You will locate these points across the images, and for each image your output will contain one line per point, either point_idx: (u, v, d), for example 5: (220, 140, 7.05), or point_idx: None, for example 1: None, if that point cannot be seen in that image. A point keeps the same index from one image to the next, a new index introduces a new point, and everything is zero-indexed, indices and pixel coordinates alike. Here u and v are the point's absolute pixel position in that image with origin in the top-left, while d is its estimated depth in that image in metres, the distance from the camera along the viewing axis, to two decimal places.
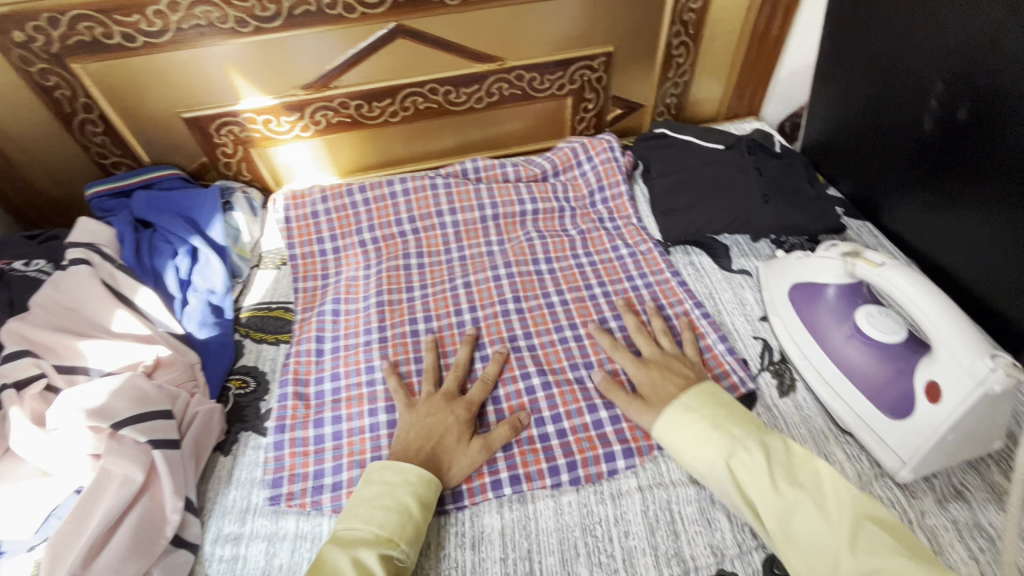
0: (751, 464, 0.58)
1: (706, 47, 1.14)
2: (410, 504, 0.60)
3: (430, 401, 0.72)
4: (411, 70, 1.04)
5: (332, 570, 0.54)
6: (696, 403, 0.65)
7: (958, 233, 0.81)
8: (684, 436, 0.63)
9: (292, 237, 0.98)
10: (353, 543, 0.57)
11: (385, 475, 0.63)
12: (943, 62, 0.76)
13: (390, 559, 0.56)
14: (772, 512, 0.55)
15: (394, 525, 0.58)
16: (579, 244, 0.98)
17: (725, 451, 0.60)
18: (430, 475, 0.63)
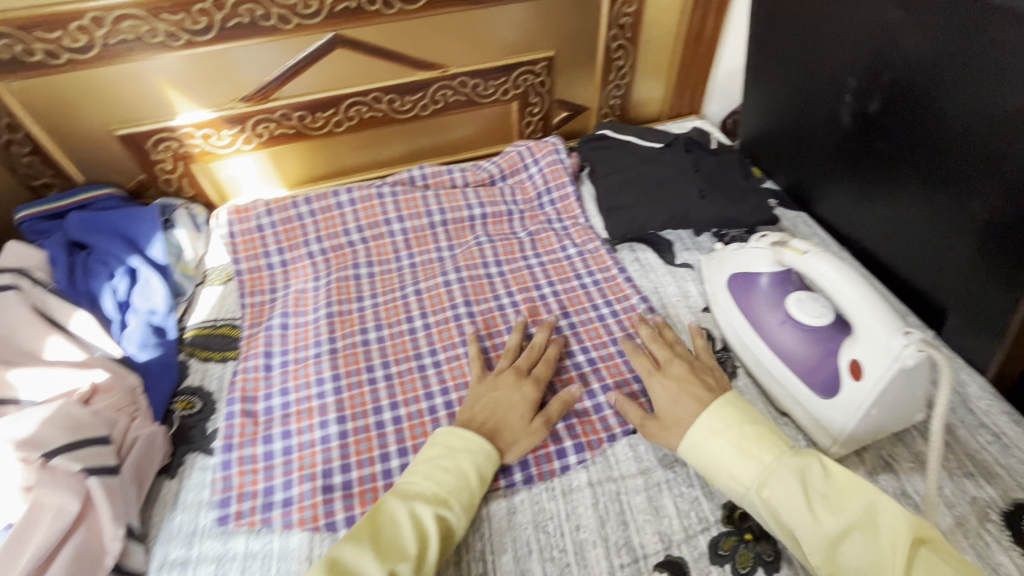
0: (784, 492, 0.56)
1: (644, 49, 1.17)
2: (468, 472, 0.63)
3: (503, 376, 0.74)
4: (353, 79, 1.03)
5: (387, 520, 0.57)
6: (714, 423, 0.63)
7: (881, 218, 0.86)
8: (711, 457, 0.62)
9: (237, 253, 0.97)
10: (413, 496, 0.60)
11: (450, 439, 0.65)
12: (850, 59, 0.78)
13: (442, 520, 0.59)
14: (812, 542, 0.53)
15: (452, 488, 0.61)
16: (528, 246, 0.99)
17: (758, 478, 0.57)
18: (492, 449, 0.66)
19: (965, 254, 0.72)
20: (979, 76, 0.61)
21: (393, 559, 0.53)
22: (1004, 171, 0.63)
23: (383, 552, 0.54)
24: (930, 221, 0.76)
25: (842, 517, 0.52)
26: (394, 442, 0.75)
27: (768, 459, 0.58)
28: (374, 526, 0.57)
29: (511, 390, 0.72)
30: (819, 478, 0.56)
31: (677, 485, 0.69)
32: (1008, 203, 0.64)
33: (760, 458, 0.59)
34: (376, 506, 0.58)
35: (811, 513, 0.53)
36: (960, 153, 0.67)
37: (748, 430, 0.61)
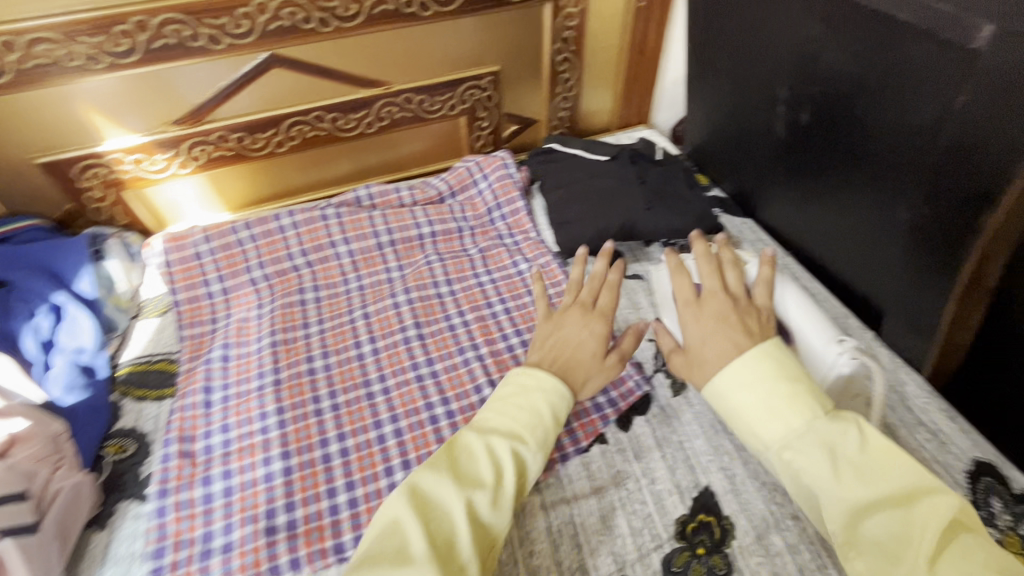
0: (809, 458, 0.51)
1: (589, 61, 1.18)
2: (542, 411, 0.61)
3: (570, 314, 0.73)
4: (293, 98, 1.01)
5: (466, 453, 0.58)
6: (745, 376, 0.57)
7: (820, 224, 0.88)
8: (739, 410, 0.57)
9: (174, 282, 0.92)
10: (489, 431, 0.60)
11: (521, 379, 0.64)
12: (781, 72, 0.80)
13: (520, 455, 0.58)
14: (834, 510, 0.49)
15: (526, 424, 0.60)
16: (479, 262, 0.98)
17: (781, 439, 0.53)
18: (565, 388, 0.64)
19: (896, 257, 0.75)
20: (896, 90, 0.63)
21: (467, 490, 0.54)
22: (925, 181, 0.64)
23: (462, 482, 0.55)
24: (865, 227, 0.78)
25: (873, 488, 0.48)
26: (341, 476, 0.72)
27: (799, 422, 0.53)
28: (452, 459, 0.57)
29: (581, 327, 0.71)
30: (852, 444, 0.51)
31: (631, 503, 0.69)
32: (931, 211, 0.65)
33: (790, 419, 0.53)
34: (452, 440, 0.59)
35: (837, 481, 0.49)
36: (886, 163, 0.69)
37: (781, 388, 0.55)
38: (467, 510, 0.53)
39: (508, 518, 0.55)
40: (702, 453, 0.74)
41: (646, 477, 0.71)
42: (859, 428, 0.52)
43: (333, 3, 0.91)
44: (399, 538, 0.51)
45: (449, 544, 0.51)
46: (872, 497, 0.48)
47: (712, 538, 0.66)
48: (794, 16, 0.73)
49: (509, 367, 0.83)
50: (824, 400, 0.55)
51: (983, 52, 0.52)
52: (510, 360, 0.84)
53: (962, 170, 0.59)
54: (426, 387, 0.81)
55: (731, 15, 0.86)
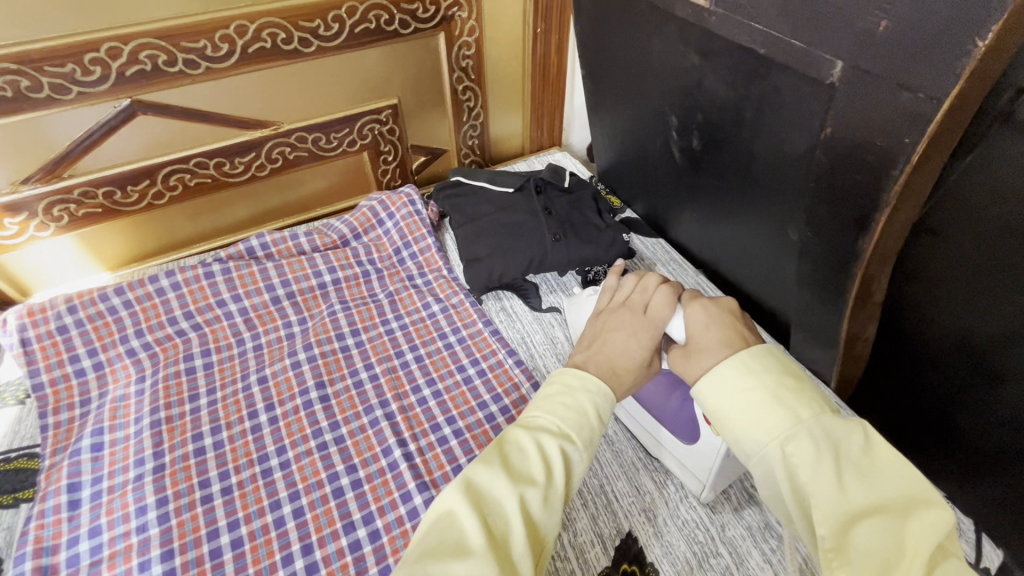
0: (813, 453, 0.45)
1: (492, 88, 1.16)
2: (588, 410, 0.54)
3: (618, 319, 0.63)
4: (167, 145, 0.92)
5: (516, 449, 0.50)
6: (752, 361, 0.52)
7: (726, 244, 0.89)
8: (734, 398, 0.50)
9: (33, 363, 0.81)
10: (538, 428, 0.52)
11: (565, 374, 0.57)
12: (668, 99, 0.80)
13: (568, 455, 0.51)
14: (830, 514, 0.43)
15: (575, 422, 0.53)
16: (387, 307, 0.92)
17: (787, 430, 0.47)
18: (610, 391, 0.56)
19: (794, 277, 0.76)
20: (772, 119, 0.63)
21: (521, 485, 0.47)
22: (808, 207, 0.65)
23: (515, 479, 0.48)
24: (763, 247, 0.79)
25: (871, 492, 0.43)
26: (234, 572, 0.64)
27: (807, 414, 0.47)
28: (502, 455, 0.50)
29: (628, 333, 0.61)
30: (857, 445, 0.46)
31: (553, 560, 0.65)
32: (814, 236, 0.66)
33: (798, 410, 0.48)
34: (501, 434, 0.52)
35: (839, 485, 0.44)
36: (774, 189, 0.69)
37: (788, 380, 0.50)
38: (522, 509, 0.46)
39: (557, 521, 0.49)
40: (623, 495, 0.71)
41: (567, 530, 0.68)
42: (864, 431, 0.47)
43: (200, 43, 0.83)
44: (453, 535, 0.44)
45: (501, 547, 0.44)
46: (869, 503, 0.43)
47: None
48: (671, 46, 0.73)
49: (421, 423, 0.78)
50: (823, 399, 0.50)
51: (839, 86, 0.53)
52: (422, 414, 0.79)
53: (836, 197, 0.60)
54: (330, 456, 0.74)
55: (615, 44, 0.85)
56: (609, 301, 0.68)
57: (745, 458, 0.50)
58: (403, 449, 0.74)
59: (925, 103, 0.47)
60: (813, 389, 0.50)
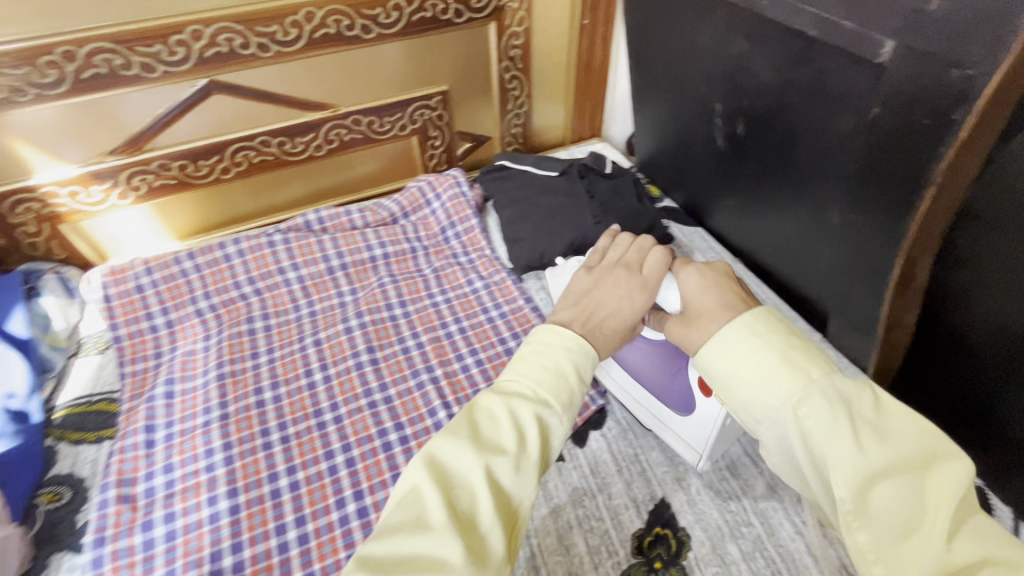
0: (828, 416, 0.46)
1: (537, 78, 1.20)
2: (566, 370, 0.53)
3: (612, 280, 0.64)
4: (236, 124, 0.99)
5: (487, 417, 0.49)
6: (757, 326, 0.52)
7: (764, 231, 0.91)
8: (743, 364, 0.51)
9: (113, 317, 0.88)
10: (512, 394, 0.51)
11: (543, 335, 0.56)
12: (713, 85, 0.82)
13: (543, 421, 0.50)
14: (851, 476, 0.44)
15: (551, 386, 0.51)
16: (433, 282, 0.97)
17: (798, 394, 0.47)
18: (590, 348, 0.56)
19: (835, 262, 0.77)
20: (819, 103, 0.65)
21: (488, 457, 0.46)
22: (852, 190, 0.67)
23: (482, 449, 0.47)
24: (801, 232, 0.81)
25: (890, 452, 0.45)
26: (292, 511, 0.70)
27: (818, 377, 0.48)
28: (472, 424, 0.49)
29: (622, 294, 0.62)
30: (868, 407, 0.47)
31: (588, 520, 0.69)
32: (857, 217, 0.68)
33: (809, 373, 0.48)
34: (471, 403, 0.51)
35: (858, 445, 0.45)
36: (816, 173, 0.71)
37: (796, 345, 0.50)
38: (489, 480, 0.45)
39: (532, 488, 0.48)
40: (657, 465, 0.74)
41: (602, 493, 0.71)
42: (874, 394, 0.48)
43: (272, 28, 0.90)
44: (416, 512, 0.44)
45: (466, 521, 0.44)
46: (889, 462, 0.45)
47: (668, 550, 0.66)
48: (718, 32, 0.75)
49: (464, 388, 0.82)
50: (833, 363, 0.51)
51: (889, 66, 0.55)
52: (466, 381, 0.83)
53: (881, 178, 0.62)
54: (379, 413, 0.79)
55: (663, 33, 0.88)
56: (597, 263, 0.70)
57: (754, 423, 0.50)
58: (448, 410, 0.79)
59: (974, 81, 0.49)
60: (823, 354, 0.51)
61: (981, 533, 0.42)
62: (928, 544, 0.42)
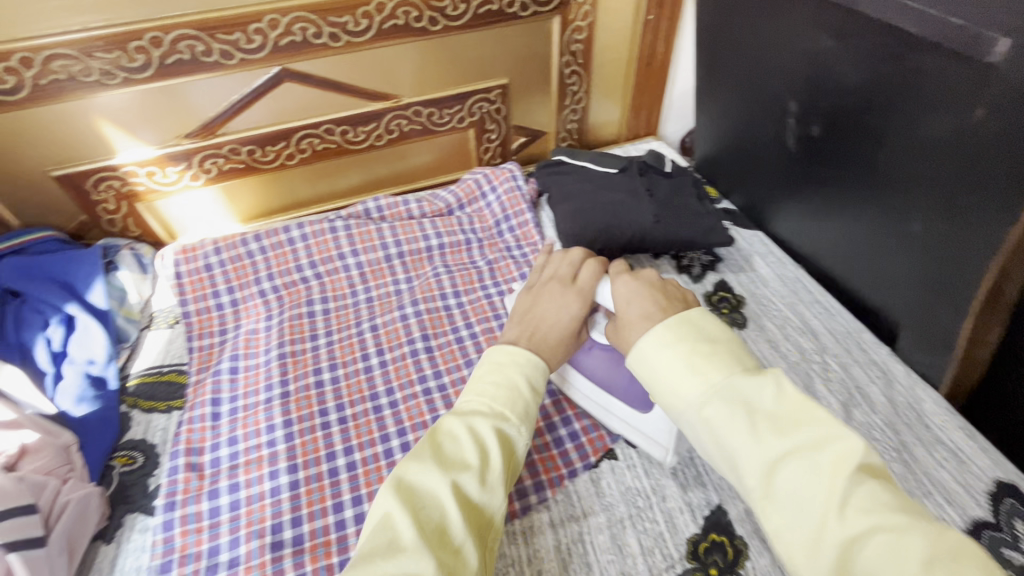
0: (726, 413, 0.48)
1: (597, 74, 1.18)
2: (519, 384, 0.60)
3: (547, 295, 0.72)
4: (304, 112, 1.01)
5: (449, 437, 0.55)
6: (666, 334, 0.55)
7: (831, 237, 0.88)
8: (660, 370, 0.54)
9: (184, 293, 0.92)
10: (469, 414, 0.57)
11: (494, 357, 0.64)
12: (791, 84, 0.80)
13: (504, 433, 0.56)
14: (752, 466, 0.46)
15: (507, 401, 0.59)
16: (487, 275, 0.98)
17: (700, 395, 0.50)
18: (540, 359, 0.64)
19: (912, 272, 0.73)
20: (914, 104, 0.62)
21: (452, 473, 0.51)
22: (941, 197, 0.64)
23: (446, 466, 0.52)
24: (875, 239, 0.78)
25: (783, 436, 0.45)
26: (348, 491, 0.72)
27: (718, 377, 0.50)
28: (435, 444, 0.54)
29: (559, 305, 0.70)
30: (768, 396, 0.48)
31: (641, 521, 0.68)
32: (947, 225, 0.65)
33: (709, 373, 0.50)
34: (433, 426, 0.56)
35: (753, 434, 0.46)
36: (902, 179, 0.68)
37: (699, 346, 0.53)
38: (456, 493, 0.50)
39: (499, 496, 0.53)
40: (713, 470, 0.72)
41: (656, 495, 0.70)
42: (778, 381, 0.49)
43: (344, 19, 0.92)
44: (388, 535, 0.47)
45: (439, 535, 0.48)
46: (784, 446, 0.45)
47: (725, 558, 0.64)
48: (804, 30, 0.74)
49: None
50: (744, 357, 0.52)
51: (999, 65, 0.52)
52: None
53: (979, 183, 0.59)
54: (433, 400, 0.80)
55: (740, 28, 0.86)
56: (535, 282, 0.77)
57: (680, 423, 0.53)
58: None
59: None
60: (735, 348, 0.53)
61: (878, 504, 0.41)
62: (823, 523, 0.41)
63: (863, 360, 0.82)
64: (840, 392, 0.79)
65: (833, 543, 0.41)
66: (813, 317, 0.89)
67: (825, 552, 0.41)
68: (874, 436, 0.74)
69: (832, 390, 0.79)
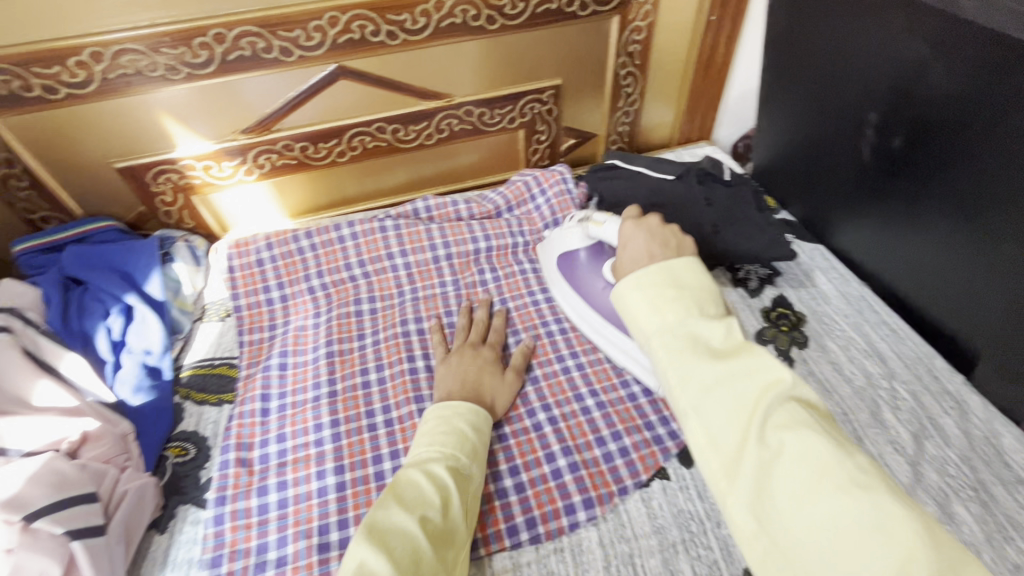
0: (676, 344, 0.49)
1: (653, 76, 1.15)
2: (463, 429, 0.64)
3: (460, 354, 0.80)
4: (356, 110, 1.01)
5: (408, 483, 0.55)
6: (639, 278, 0.55)
7: (903, 256, 0.83)
8: (630, 313, 0.54)
9: (236, 287, 0.94)
10: (422, 460, 0.58)
11: (439, 410, 0.66)
12: (873, 93, 0.77)
13: (457, 473, 0.59)
14: (689, 386, 0.47)
15: (455, 444, 0.61)
16: (534, 281, 0.96)
17: (657, 329, 0.51)
18: (478, 407, 0.69)
19: (999, 299, 0.68)
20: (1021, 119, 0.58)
21: (418, 511, 0.52)
22: None
23: (411, 507, 0.52)
24: (956, 261, 0.73)
25: (719, 364, 0.46)
26: None
27: (674, 318, 0.50)
28: (394, 492, 0.54)
29: (477, 363, 0.78)
30: (715, 331, 0.49)
31: (694, 547, 0.65)
32: None
33: (667, 311, 0.51)
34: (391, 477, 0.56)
35: (695, 359, 0.47)
36: (997, 200, 0.64)
37: (663, 289, 0.53)
38: (423, 531, 0.51)
39: (460, 530, 0.55)
40: None
41: (710, 520, 0.67)
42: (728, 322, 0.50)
43: (403, 17, 0.91)
44: None
45: (413, 572, 0.47)
46: (717, 373, 0.46)
47: None
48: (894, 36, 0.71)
49: (565, 390, 0.81)
50: (708, 302, 0.52)
51: None
52: (520, 398, 0.80)
53: None
54: None
55: (818, 33, 0.83)
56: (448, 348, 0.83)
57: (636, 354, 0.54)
58: (548, 413, 0.78)
59: None
60: (700, 295, 0.52)
61: (795, 422, 0.42)
62: (743, 441, 0.43)
63: (935, 390, 0.77)
64: (910, 422, 0.74)
65: (749, 460, 0.42)
66: (879, 339, 0.84)
67: (743, 468, 0.42)
68: (948, 472, 0.69)
69: (901, 420, 0.75)
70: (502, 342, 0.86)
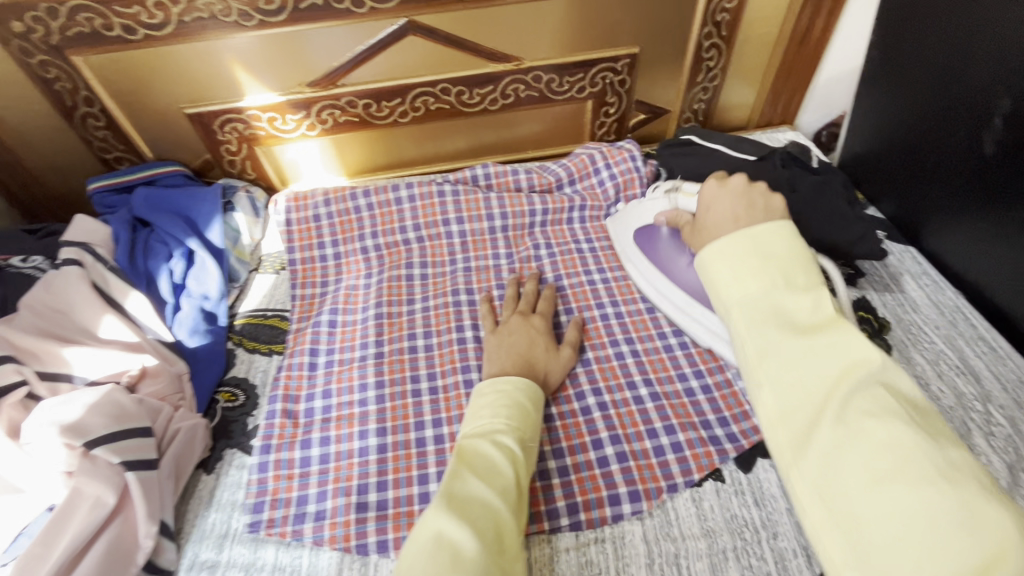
0: (753, 318, 0.53)
1: (739, 50, 1.06)
2: (526, 404, 0.61)
3: (511, 322, 0.77)
4: (421, 68, 0.98)
5: (477, 454, 0.54)
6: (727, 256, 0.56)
7: (1010, 266, 0.74)
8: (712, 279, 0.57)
9: (292, 241, 0.94)
10: (488, 432, 0.56)
11: (497, 384, 0.63)
12: (1011, 75, 0.68)
13: (525, 445, 0.57)
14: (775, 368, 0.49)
15: (518, 416, 0.59)
16: (591, 260, 0.92)
17: (736, 298, 0.54)
18: (536, 385, 0.65)
19: None
20: None
21: (495, 484, 0.51)
22: None
23: (488, 480, 0.52)
24: None
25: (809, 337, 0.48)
26: (435, 463, 0.70)
27: (759, 291, 0.53)
28: (468, 464, 0.53)
29: (528, 336, 0.75)
30: (801, 306, 0.51)
31: (746, 556, 0.61)
32: None
33: (750, 285, 0.54)
34: (460, 447, 0.55)
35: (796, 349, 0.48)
36: None
37: (748, 262, 0.55)
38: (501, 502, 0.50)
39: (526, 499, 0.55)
40: None
41: (766, 531, 0.63)
42: (769, 238, 0.56)
43: None
44: (449, 553, 0.44)
45: (496, 543, 0.47)
46: (807, 346, 0.48)
47: None
48: None
49: (617, 376, 0.77)
50: (795, 272, 0.53)
51: None
52: (568, 379, 0.77)
53: None
54: None
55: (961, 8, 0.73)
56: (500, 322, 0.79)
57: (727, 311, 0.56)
58: (598, 398, 0.75)
59: None
60: (787, 265, 0.54)
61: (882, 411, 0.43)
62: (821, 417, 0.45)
63: None
64: (1006, 452, 0.66)
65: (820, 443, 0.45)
66: (974, 356, 0.76)
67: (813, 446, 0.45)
68: None
69: (995, 448, 0.66)
70: (553, 317, 0.83)
